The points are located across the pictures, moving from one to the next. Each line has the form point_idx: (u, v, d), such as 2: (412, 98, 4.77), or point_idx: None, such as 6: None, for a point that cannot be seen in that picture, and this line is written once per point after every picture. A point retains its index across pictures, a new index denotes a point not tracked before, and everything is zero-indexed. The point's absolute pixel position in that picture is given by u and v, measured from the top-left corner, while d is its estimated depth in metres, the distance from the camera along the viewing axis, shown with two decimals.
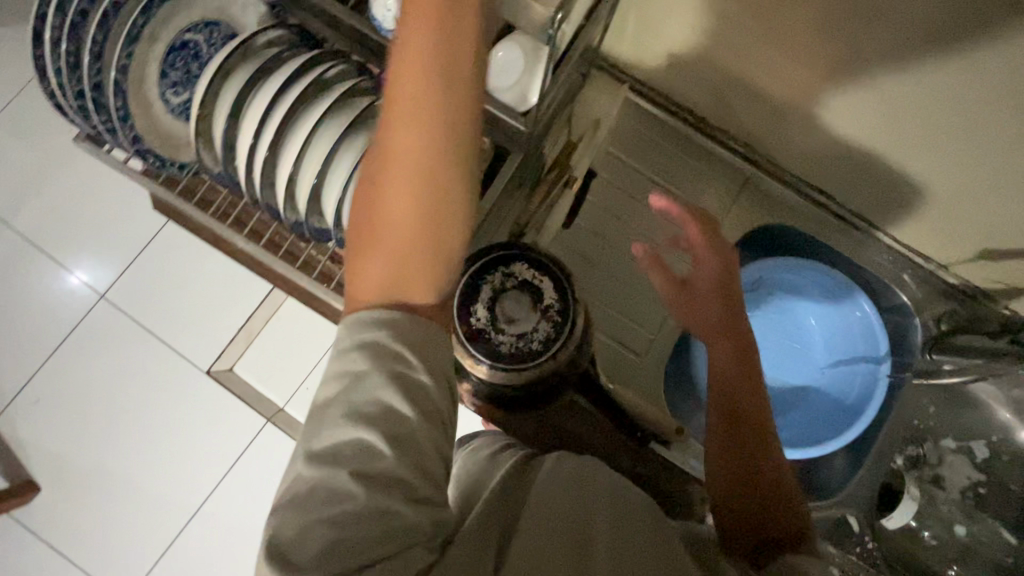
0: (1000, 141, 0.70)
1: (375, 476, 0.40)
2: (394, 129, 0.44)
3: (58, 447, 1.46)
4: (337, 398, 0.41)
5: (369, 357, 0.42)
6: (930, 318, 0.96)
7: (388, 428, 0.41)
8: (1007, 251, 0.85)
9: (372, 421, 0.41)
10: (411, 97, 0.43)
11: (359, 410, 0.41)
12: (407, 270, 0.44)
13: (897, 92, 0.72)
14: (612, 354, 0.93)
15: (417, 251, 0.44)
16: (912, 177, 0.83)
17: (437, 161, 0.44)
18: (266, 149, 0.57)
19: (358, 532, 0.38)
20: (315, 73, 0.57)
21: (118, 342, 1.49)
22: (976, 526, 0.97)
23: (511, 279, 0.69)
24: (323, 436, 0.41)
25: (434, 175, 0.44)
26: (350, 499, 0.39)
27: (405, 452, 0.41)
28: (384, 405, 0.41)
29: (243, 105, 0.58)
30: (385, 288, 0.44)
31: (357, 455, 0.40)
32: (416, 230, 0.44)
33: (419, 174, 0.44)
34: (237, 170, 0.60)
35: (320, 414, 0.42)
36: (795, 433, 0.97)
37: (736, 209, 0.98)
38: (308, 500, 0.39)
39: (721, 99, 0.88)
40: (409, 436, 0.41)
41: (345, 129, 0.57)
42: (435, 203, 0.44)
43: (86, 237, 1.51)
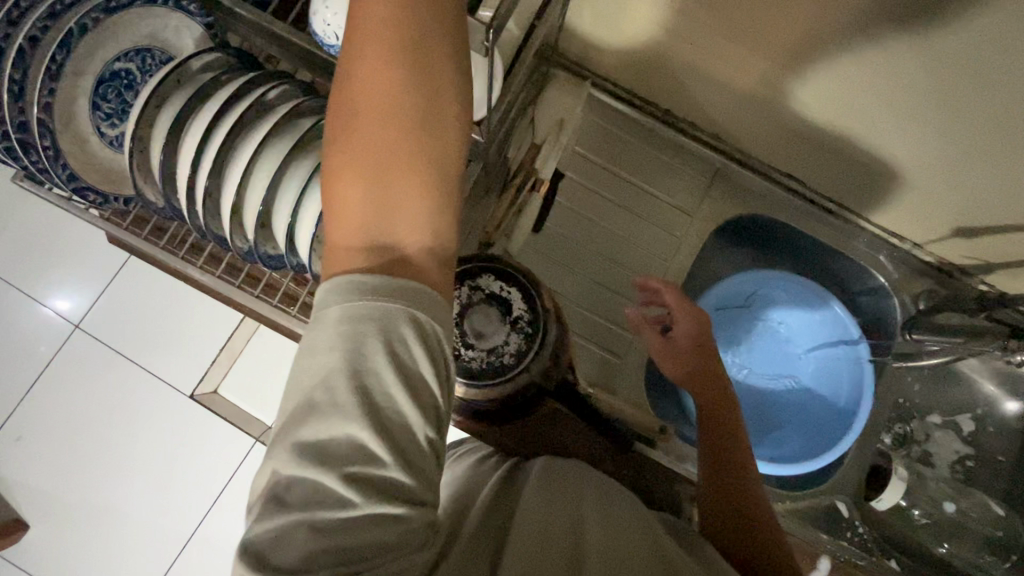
0: (970, 119, 0.69)
1: (369, 484, 0.36)
2: (357, 50, 0.38)
3: (43, 483, 1.43)
4: (325, 381, 0.36)
5: (370, 330, 0.36)
6: (907, 297, 0.95)
7: (383, 420, 0.37)
8: (982, 227, 0.84)
9: (366, 413, 0.36)
10: (375, 8, 0.38)
11: (349, 396, 0.36)
12: (391, 217, 0.39)
13: (866, 76, 0.70)
14: (593, 356, 0.92)
15: (403, 192, 0.39)
16: (883, 158, 0.81)
17: (411, 79, 0.38)
18: (208, 177, 0.55)
19: (345, 536, 0.35)
20: (254, 95, 0.55)
21: (96, 372, 1.46)
22: (965, 501, 0.96)
23: (477, 292, 0.67)
24: (305, 427, 0.36)
25: (414, 98, 0.38)
26: (339, 506, 0.35)
27: (404, 455, 0.37)
28: (382, 393, 0.37)
29: (178, 134, 0.55)
30: (367, 235, 0.39)
31: (348, 451, 0.36)
32: (396, 160, 0.38)
33: (392, 97, 0.38)
34: (179, 201, 0.58)
35: (302, 398, 0.36)
36: (799, 447, 0.96)
37: (707, 202, 0.97)
38: (289, 498, 0.35)
39: (685, 91, 0.87)
40: (406, 442, 0.37)
41: (289, 152, 0.55)
42: (419, 133, 0.38)
43: (55, 267, 1.48)
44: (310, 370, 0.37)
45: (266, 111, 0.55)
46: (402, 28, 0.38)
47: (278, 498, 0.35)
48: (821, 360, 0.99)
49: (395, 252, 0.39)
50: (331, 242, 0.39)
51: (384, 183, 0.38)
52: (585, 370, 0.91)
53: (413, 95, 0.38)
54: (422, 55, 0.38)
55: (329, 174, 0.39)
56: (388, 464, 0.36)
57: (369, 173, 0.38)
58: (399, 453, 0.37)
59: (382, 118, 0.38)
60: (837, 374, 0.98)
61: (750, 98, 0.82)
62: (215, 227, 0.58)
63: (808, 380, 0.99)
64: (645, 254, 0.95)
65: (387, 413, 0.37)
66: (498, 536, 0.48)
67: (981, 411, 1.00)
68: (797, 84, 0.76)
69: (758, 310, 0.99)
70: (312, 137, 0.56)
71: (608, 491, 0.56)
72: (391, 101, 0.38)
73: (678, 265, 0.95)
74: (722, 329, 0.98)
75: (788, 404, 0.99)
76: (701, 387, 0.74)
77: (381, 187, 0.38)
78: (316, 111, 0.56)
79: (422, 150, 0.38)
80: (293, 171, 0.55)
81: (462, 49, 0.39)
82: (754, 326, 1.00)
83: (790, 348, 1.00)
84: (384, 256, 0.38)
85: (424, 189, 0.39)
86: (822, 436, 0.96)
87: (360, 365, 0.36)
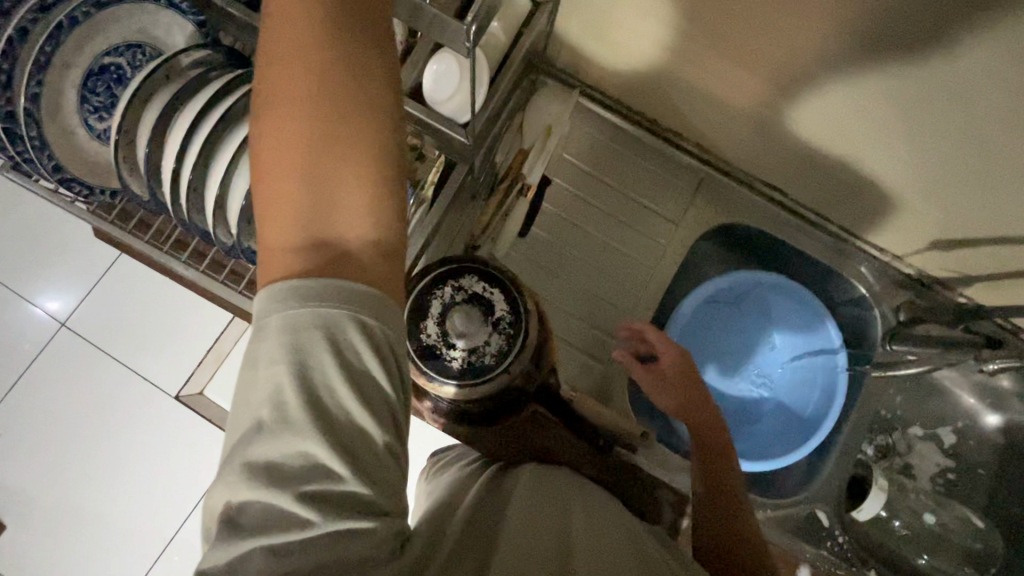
0: (944, 134, 0.71)
1: (327, 500, 0.37)
2: (276, 56, 0.39)
3: (21, 483, 1.41)
4: (273, 396, 0.37)
5: (315, 338, 0.37)
6: (888, 309, 0.96)
7: (335, 429, 0.37)
8: (957, 239, 0.85)
9: (317, 425, 0.37)
10: (290, 16, 0.39)
11: (299, 411, 0.37)
12: (325, 215, 0.39)
13: (842, 91, 0.72)
14: (577, 361, 0.92)
15: (335, 187, 0.38)
16: (861, 170, 0.83)
17: (330, 79, 0.39)
18: (192, 171, 0.55)
19: (301, 556, 0.35)
20: (240, 92, 0.56)
21: (80, 371, 1.45)
22: (944, 513, 0.97)
23: (460, 293, 0.67)
24: (259, 448, 0.36)
25: (336, 94, 0.39)
26: (297, 523, 0.36)
27: (361, 468, 0.38)
28: (333, 404, 0.38)
29: (165, 129, 0.56)
30: (303, 235, 0.38)
31: (303, 468, 0.37)
32: (323, 157, 0.38)
33: (313, 98, 0.38)
34: (163, 195, 0.58)
35: (252, 416, 0.37)
36: (762, 448, 0.97)
37: (693, 210, 0.98)
38: (246, 521, 0.36)
39: (670, 100, 0.89)
40: (365, 452, 0.38)
41: None
42: (345, 129, 0.39)
43: (43, 266, 1.47)
44: (257, 388, 0.37)
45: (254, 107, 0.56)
46: (317, 33, 0.39)
47: (234, 523, 0.36)
48: (798, 372, 1.00)
49: (332, 249, 0.38)
50: (265, 246, 0.39)
51: (314, 181, 0.38)
52: (568, 374, 0.91)
53: (335, 92, 0.39)
54: (342, 54, 0.39)
55: (260, 180, 0.39)
56: (345, 478, 0.37)
57: (297, 173, 0.38)
58: (356, 464, 0.38)
59: (306, 119, 0.38)
60: (811, 385, 0.98)
61: (731, 109, 0.84)
62: (198, 221, 0.58)
63: (783, 392, 1.01)
64: (630, 260, 0.96)
65: (339, 422, 0.38)
66: (486, 538, 0.48)
67: (961, 424, 1.01)
68: (776, 96, 0.78)
69: (745, 317, 1.02)
70: None
71: (597, 506, 0.58)
72: (312, 100, 0.38)
73: (662, 273, 0.96)
74: (703, 326, 1.00)
75: (760, 408, 1.00)
76: (695, 409, 0.76)
77: (312, 184, 0.38)
78: None
79: (350, 144, 0.39)
80: None
81: (380, 48, 0.41)
82: (735, 329, 1.02)
83: (772, 359, 1.02)
84: (321, 255, 0.38)
85: (357, 182, 0.39)
86: (788, 439, 0.97)
87: (307, 376, 0.37)
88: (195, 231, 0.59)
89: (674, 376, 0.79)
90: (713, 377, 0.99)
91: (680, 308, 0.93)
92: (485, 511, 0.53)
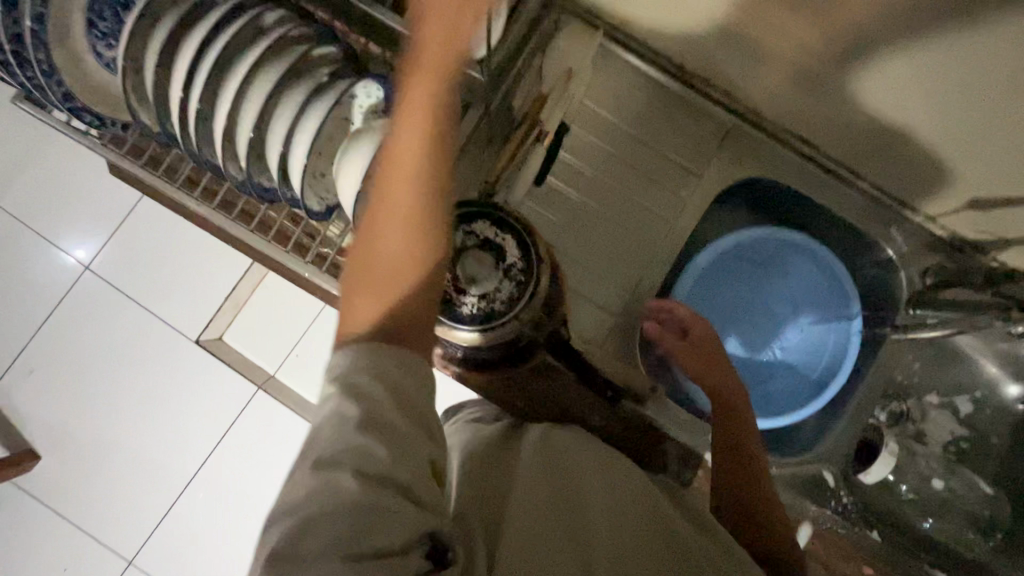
0: (986, 79, 0.66)
1: (370, 479, 0.38)
2: (386, 175, 0.46)
3: (55, 415, 1.48)
4: (332, 421, 0.40)
5: (373, 394, 0.41)
6: (916, 272, 0.91)
7: (379, 424, 0.40)
8: (994, 198, 0.81)
9: (365, 421, 0.40)
10: (404, 146, 0.45)
11: (352, 410, 0.40)
12: (395, 309, 0.45)
13: (879, 27, 0.66)
14: (590, 316, 0.90)
15: (411, 291, 0.46)
16: (903, 128, 0.78)
17: (422, 204, 0.46)
18: (201, 99, 0.55)
19: (340, 528, 0.36)
20: (241, 22, 0.55)
21: (106, 312, 1.49)
22: (955, 480, 0.96)
23: (472, 238, 0.66)
24: (319, 442, 0.40)
25: (429, 214, 0.46)
26: (342, 497, 0.37)
27: (396, 448, 0.40)
28: (381, 407, 0.41)
29: (170, 56, 0.55)
30: (373, 324, 0.45)
31: (349, 454, 0.39)
32: (405, 263, 0.46)
33: (408, 218, 0.45)
34: (173, 127, 0.58)
35: (313, 431, 0.41)
36: (775, 405, 0.94)
37: (717, 162, 0.93)
38: (287, 501, 0.38)
39: (695, 44, 0.83)
40: (400, 436, 0.41)
41: (281, 82, 0.56)
42: (427, 245, 0.46)
43: (65, 211, 1.49)
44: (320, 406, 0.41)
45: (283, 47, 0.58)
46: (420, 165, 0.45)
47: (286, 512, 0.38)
48: (814, 332, 0.96)
49: (399, 338, 0.45)
50: (343, 321, 0.45)
51: (394, 283, 0.45)
52: (582, 327, 0.89)
53: (423, 214, 0.46)
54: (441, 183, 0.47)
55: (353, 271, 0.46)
56: (386, 460, 0.39)
57: (381, 276, 0.45)
58: (395, 450, 0.40)
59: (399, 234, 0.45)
60: (820, 350, 0.95)
61: (764, 56, 0.78)
62: (209, 153, 0.59)
63: (797, 354, 0.97)
64: (649, 215, 0.92)
65: (383, 418, 0.41)
66: (494, 526, 0.49)
67: (980, 394, 0.99)
68: (820, 45, 0.72)
69: (756, 272, 0.97)
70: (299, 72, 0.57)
71: (625, 493, 0.56)
72: (404, 219, 0.46)
73: (682, 226, 0.92)
74: (720, 281, 0.96)
75: (775, 367, 0.96)
76: (709, 372, 0.76)
77: (399, 275, 0.46)
78: (307, 38, 0.58)
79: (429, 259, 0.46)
80: (285, 100, 0.57)
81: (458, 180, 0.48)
82: (749, 284, 0.98)
83: (779, 319, 0.98)
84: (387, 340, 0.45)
85: (431, 274, 0.47)
86: (794, 399, 0.94)
87: (361, 387, 0.41)
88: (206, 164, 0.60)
89: (703, 352, 0.77)
90: (736, 348, 0.96)
91: (698, 260, 0.90)
92: (493, 495, 0.52)
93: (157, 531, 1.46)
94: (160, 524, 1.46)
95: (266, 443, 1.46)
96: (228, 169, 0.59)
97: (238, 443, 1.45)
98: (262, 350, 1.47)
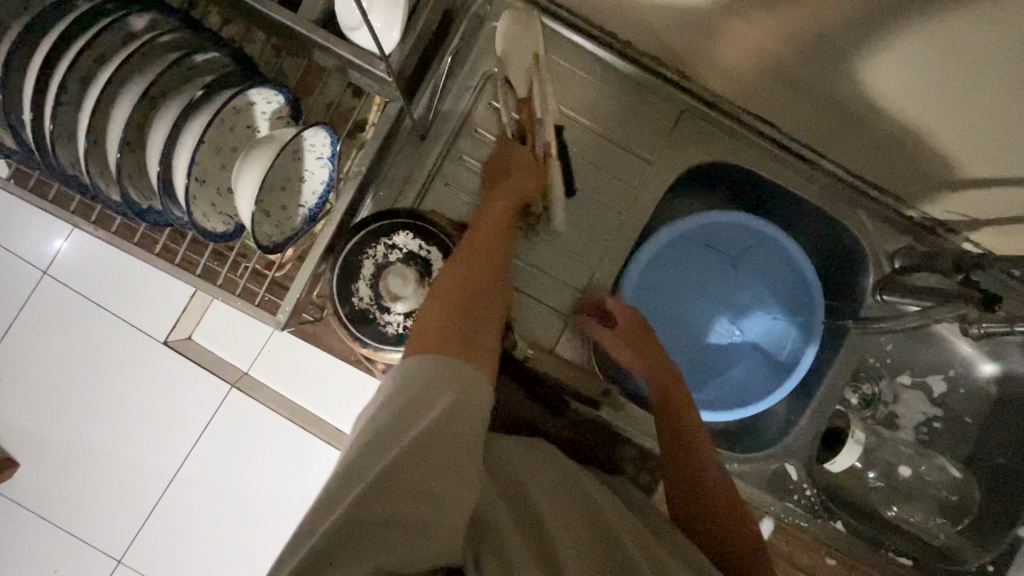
0: (965, 54, 0.56)
1: (413, 491, 0.40)
2: (466, 244, 0.61)
3: (29, 421, 1.45)
4: (401, 418, 0.43)
5: (446, 400, 0.44)
6: (883, 256, 0.85)
7: (438, 433, 0.42)
8: (965, 181, 0.75)
9: (429, 427, 0.42)
10: (481, 232, 0.63)
11: (425, 417, 0.43)
12: (469, 322, 0.51)
13: (829, 11, 0.57)
14: (535, 316, 0.82)
15: (480, 316, 0.53)
16: (882, 110, 0.69)
17: (492, 265, 0.59)
18: (54, 117, 0.51)
19: (376, 535, 0.38)
20: (93, 30, 0.51)
21: (70, 316, 1.45)
22: (923, 466, 0.92)
23: (394, 252, 0.67)
24: (384, 439, 0.42)
25: (495, 273, 0.59)
26: (379, 505, 0.39)
27: (445, 460, 0.42)
28: (448, 419, 0.43)
29: (22, 74, 0.51)
30: (450, 329, 0.50)
31: (404, 458, 0.41)
32: (477, 294, 0.55)
33: (481, 266, 0.58)
34: (32, 144, 0.54)
35: (378, 425, 0.43)
36: (740, 391, 0.90)
37: (676, 148, 0.85)
38: (336, 490, 0.40)
39: (635, 25, 0.76)
40: (451, 452, 0.42)
41: (148, 92, 0.53)
42: (492, 292, 0.57)
43: (17, 215, 1.45)
44: (396, 406, 0.44)
45: (153, 55, 0.53)
46: (491, 242, 0.62)
47: (333, 503, 0.39)
48: (780, 321, 0.91)
49: (470, 346, 0.49)
50: (420, 334, 0.50)
51: (472, 305, 0.53)
52: (531, 330, 0.82)
53: (492, 269, 0.59)
54: (500, 256, 0.62)
55: (434, 298, 0.54)
56: (428, 475, 0.41)
57: (460, 299, 0.54)
58: (439, 465, 0.41)
59: (474, 273, 0.57)
60: (785, 331, 0.91)
61: (718, 34, 0.69)
62: (74, 170, 0.54)
63: (762, 340, 0.92)
64: (608, 211, 0.85)
65: (443, 431, 0.42)
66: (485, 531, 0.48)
67: (954, 373, 0.96)
68: (770, 40, 0.66)
69: (716, 257, 0.92)
70: (170, 83, 0.54)
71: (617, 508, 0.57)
72: (479, 267, 0.58)
73: (639, 218, 0.85)
74: (678, 264, 0.92)
75: (739, 352, 0.92)
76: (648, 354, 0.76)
77: (473, 301, 0.54)
78: (174, 46, 0.54)
79: (495, 301, 0.56)
80: (161, 115, 0.54)
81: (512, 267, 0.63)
82: (710, 265, 0.92)
83: (747, 309, 0.92)
84: (461, 344, 0.49)
85: (493, 310, 0.55)
86: (760, 385, 0.90)
87: (441, 396, 0.45)
88: (73, 183, 0.56)
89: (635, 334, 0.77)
90: (716, 337, 0.92)
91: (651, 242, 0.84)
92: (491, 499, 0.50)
93: (141, 533, 1.44)
94: (144, 525, 1.44)
95: (244, 441, 1.43)
96: (99, 185, 0.54)
97: (217, 439, 1.43)
98: (235, 348, 1.43)
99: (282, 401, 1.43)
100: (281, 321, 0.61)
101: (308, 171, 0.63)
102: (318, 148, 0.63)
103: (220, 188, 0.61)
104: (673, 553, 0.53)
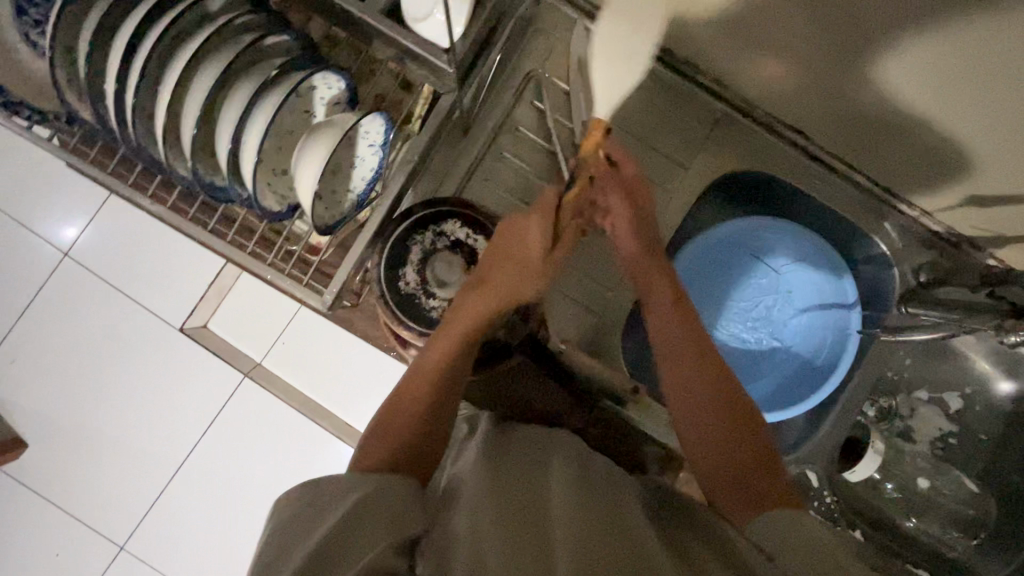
0: (993, 66, 0.58)
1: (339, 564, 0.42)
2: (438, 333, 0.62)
3: (42, 403, 1.45)
4: (319, 512, 0.46)
5: (364, 492, 0.47)
6: (908, 269, 0.89)
7: (360, 513, 0.45)
8: (992, 197, 0.77)
9: (349, 509, 0.45)
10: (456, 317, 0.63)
11: (343, 504, 0.46)
12: (414, 432, 0.54)
13: (868, 21, 0.59)
14: (566, 312, 0.85)
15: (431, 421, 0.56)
16: (903, 112, 0.70)
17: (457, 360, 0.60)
18: (133, 91, 0.53)
19: None
20: (174, 9, 0.53)
21: (88, 297, 1.46)
22: (941, 480, 0.94)
23: (441, 240, 0.70)
24: (304, 528, 0.45)
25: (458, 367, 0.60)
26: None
27: (370, 532, 0.44)
28: (366, 503, 0.46)
29: (105, 48, 0.53)
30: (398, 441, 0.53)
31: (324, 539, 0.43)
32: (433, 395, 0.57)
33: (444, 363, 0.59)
34: (108, 117, 0.56)
35: (296, 520, 0.46)
36: (776, 395, 0.91)
37: (707, 153, 0.88)
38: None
39: (677, 32, 0.78)
40: (374, 525, 0.44)
41: (222, 73, 0.55)
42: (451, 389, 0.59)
43: (43, 196, 1.46)
44: (312, 500, 0.47)
45: (229, 37, 0.56)
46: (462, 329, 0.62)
47: None
48: (811, 325, 0.93)
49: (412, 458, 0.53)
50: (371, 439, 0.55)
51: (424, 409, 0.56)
52: (562, 325, 0.84)
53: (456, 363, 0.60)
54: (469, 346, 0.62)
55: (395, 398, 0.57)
56: (356, 546, 0.43)
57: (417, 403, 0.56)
58: (368, 536, 0.44)
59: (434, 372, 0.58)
60: (823, 335, 0.92)
61: (759, 43, 0.71)
62: (146, 145, 0.56)
63: (796, 347, 0.93)
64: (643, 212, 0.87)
65: (364, 511, 0.45)
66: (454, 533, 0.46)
67: (970, 390, 0.96)
68: (808, 48, 0.67)
69: (758, 263, 0.94)
70: (241, 64, 0.56)
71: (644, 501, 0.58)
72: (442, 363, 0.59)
73: (668, 221, 0.87)
74: (720, 269, 0.94)
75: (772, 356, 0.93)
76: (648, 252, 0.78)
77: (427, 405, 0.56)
78: (248, 28, 0.56)
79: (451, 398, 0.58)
80: (231, 95, 0.56)
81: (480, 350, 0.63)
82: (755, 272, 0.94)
83: (782, 313, 0.94)
84: (405, 457, 0.53)
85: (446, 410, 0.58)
86: (794, 392, 0.91)
87: (361, 487, 0.48)
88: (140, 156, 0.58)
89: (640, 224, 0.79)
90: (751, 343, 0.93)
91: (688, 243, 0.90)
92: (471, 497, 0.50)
93: (146, 521, 1.44)
94: (150, 513, 1.44)
95: (255, 432, 1.43)
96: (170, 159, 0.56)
97: (228, 429, 1.43)
98: (252, 337, 1.41)
99: (293, 393, 1.42)
100: (328, 302, 0.62)
101: (359, 156, 0.65)
102: (371, 134, 0.64)
103: (276, 168, 0.62)
104: (708, 545, 0.55)
